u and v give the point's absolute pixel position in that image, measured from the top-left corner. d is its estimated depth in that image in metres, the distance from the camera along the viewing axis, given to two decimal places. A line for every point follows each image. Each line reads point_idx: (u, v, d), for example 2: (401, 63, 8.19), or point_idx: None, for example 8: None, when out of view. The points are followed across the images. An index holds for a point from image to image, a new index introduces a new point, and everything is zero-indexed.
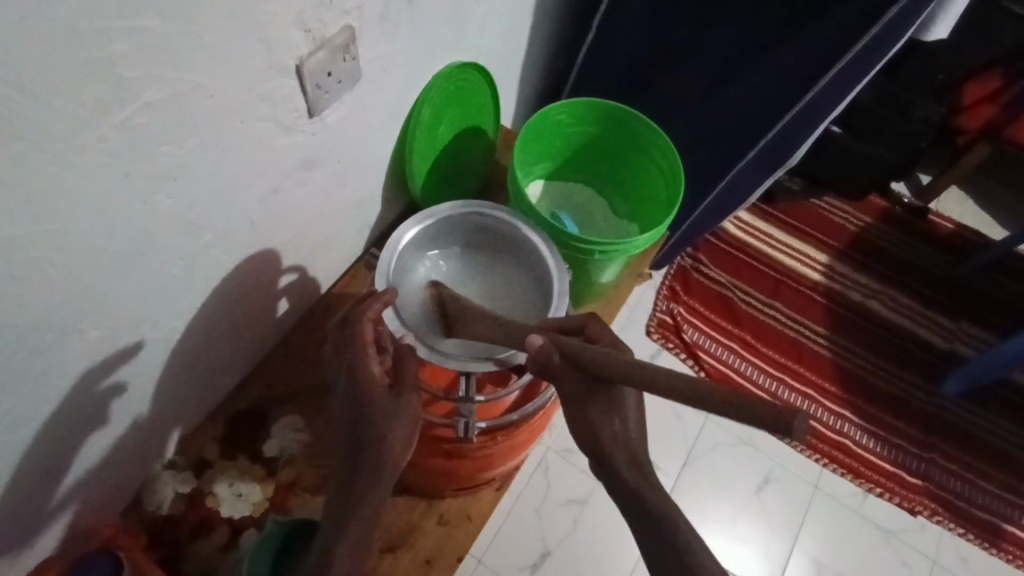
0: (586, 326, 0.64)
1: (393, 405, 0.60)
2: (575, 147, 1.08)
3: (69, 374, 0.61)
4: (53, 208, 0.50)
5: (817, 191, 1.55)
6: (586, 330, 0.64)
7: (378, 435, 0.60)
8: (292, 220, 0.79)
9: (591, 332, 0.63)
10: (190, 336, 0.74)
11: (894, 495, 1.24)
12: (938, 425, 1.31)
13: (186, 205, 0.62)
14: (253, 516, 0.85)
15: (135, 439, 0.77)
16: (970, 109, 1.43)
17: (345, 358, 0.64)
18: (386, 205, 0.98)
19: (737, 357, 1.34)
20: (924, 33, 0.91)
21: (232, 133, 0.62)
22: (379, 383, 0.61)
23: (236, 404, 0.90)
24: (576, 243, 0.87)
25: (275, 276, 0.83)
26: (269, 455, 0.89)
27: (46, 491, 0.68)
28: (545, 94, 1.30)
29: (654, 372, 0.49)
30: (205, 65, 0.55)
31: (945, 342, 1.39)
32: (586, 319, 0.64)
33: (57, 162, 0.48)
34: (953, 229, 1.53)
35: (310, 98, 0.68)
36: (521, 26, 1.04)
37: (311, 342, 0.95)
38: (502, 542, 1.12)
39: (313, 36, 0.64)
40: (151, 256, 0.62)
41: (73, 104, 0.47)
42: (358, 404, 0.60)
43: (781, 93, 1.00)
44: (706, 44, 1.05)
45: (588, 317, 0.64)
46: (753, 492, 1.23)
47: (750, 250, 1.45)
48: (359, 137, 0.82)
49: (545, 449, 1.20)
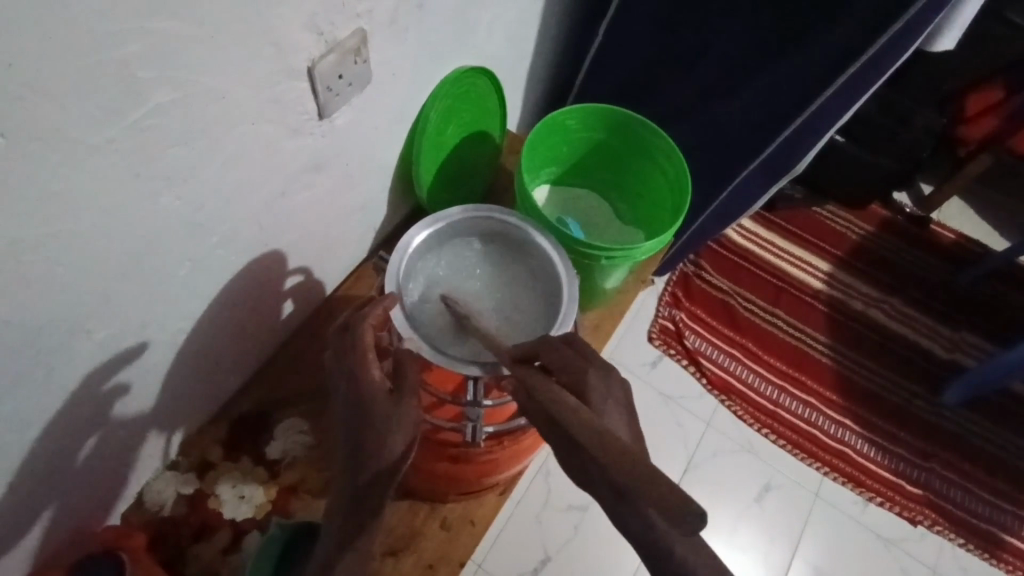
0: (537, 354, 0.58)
1: (395, 409, 0.60)
2: (581, 152, 1.08)
3: (73, 375, 0.61)
4: (65, 208, 0.50)
5: (820, 199, 1.55)
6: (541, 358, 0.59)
7: (382, 433, 0.59)
8: (299, 222, 0.78)
9: (544, 359, 0.58)
10: (195, 336, 0.74)
11: (895, 504, 1.24)
12: (938, 434, 1.31)
13: (196, 206, 0.62)
14: (255, 518, 0.85)
15: (137, 440, 0.77)
16: (973, 120, 1.43)
17: (353, 362, 0.63)
18: (391, 208, 0.98)
19: (739, 364, 1.34)
20: (932, 44, 0.92)
21: (241, 136, 0.62)
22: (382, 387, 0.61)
23: (239, 406, 0.90)
24: (582, 248, 0.87)
25: (281, 279, 0.83)
26: (272, 458, 0.88)
27: (44, 493, 0.67)
28: (550, 99, 1.30)
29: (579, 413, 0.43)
30: (215, 68, 0.55)
31: (944, 351, 1.39)
32: (539, 343, 0.59)
33: (68, 162, 0.48)
34: (954, 238, 1.54)
35: (320, 100, 0.68)
36: (528, 32, 1.04)
37: (315, 344, 0.95)
38: (503, 548, 1.12)
39: (325, 39, 0.64)
40: (158, 257, 0.62)
41: (86, 104, 0.47)
42: (361, 410, 0.60)
43: (787, 102, 1.00)
44: (713, 52, 1.06)
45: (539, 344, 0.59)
46: (753, 499, 1.22)
47: (752, 257, 1.45)
48: (367, 140, 0.81)
49: (546, 455, 1.20)
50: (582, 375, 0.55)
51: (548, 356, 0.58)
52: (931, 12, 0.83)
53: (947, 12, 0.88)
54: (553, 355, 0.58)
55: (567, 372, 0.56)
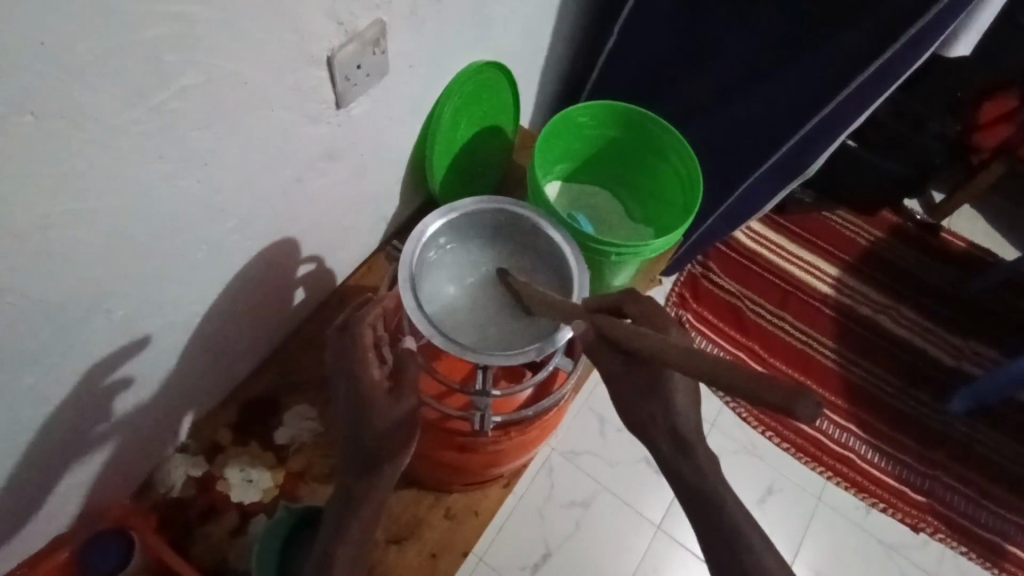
0: (623, 305, 0.60)
1: (391, 407, 0.61)
2: (594, 149, 1.08)
3: (92, 355, 0.62)
4: (89, 186, 0.51)
5: (830, 204, 1.55)
6: (626, 309, 0.61)
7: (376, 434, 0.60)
8: (313, 210, 0.79)
9: (629, 312, 0.60)
10: (211, 319, 0.75)
11: (897, 511, 1.24)
12: (944, 442, 1.31)
13: (214, 189, 0.63)
14: (263, 501, 0.86)
15: (150, 421, 0.78)
16: (987, 127, 1.42)
17: (345, 363, 0.64)
18: (404, 200, 0.99)
19: (744, 366, 1.34)
20: (947, 50, 0.92)
21: (262, 121, 0.63)
22: (378, 386, 0.62)
23: (250, 391, 0.91)
24: (593, 244, 0.88)
25: (294, 265, 0.83)
26: (280, 443, 0.89)
27: (62, 468, 0.69)
28: (564, 98, 1.31)
29: (663, 340, 0.48)
30: (239, 55, 0.56)
31: (952, 359, 1.39)
32: (625, 296, 0.61)
33: (94, 143, 0.49)
34: (965, 247, 1.53)
35: (338, 90, 0.69)
36: (544, 28, 1.04)
37: (324, 332, 0.96)
38: (504, 541, 1.12)
39: (345, 29, 0.65)
40: (176, 240, 0.63)
41: (112, 85, 0.48)
42: (360, 406, 0.61)
43: (802, 104, 1.00)
44: (726, 54, 1.06)
45: (625, 294, 0.61)
46: (755, 502, 1.22)
47: (761, 259, 1.45)
48: (382, 130, 0.82)
49: (549, 450, 1.20)
50: (665, 326, 0.57)
51: (634, 307, 0.59)
52: (948, 16, 0.83)
53: (963, 17, 0.88)
54: (639, 307, 0.59)
55: (651, 322, 0.58)
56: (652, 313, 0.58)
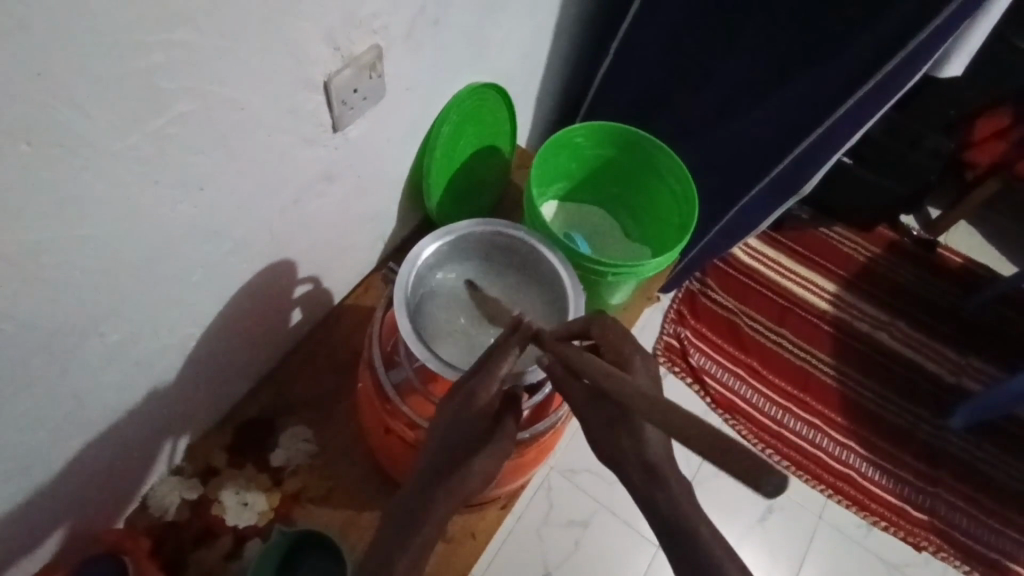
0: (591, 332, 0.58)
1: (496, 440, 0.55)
2: (590, 169, 1.09)
3: (86, 379, 0.62)
4: (85, 212, 0.51)
5: (825, 220, 1.56)
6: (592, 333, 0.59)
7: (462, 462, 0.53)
8: (311, 231, 0.79)
9: (594, 335, 0.58)
10: (206, 340, 0.75)
11: (899, 529, 1.23)
12: (945, 459, 1.30)
13: (211, 212, 0.63)
14: (258, 525, 0.84)
15: (145, 442, 0.77)
16: (979, 144, 1.46)
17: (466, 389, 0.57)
18: (402, 220, 1.00)
19: (743, 383, 1.34)
20: (940, 70, 0.93)
21: (259, 146, 0.63)
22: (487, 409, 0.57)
23: (247, 411, 0.90)
24: (588, 264, 0.88)
25: (291, 286, 0.83)
26: (276, 465, 0.88)
27: (55, 492, 0.68)
28: (560, 118, 1.32)
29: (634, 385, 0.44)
30: (236, 79, 0.56)
31: (951, 374, 1.39)
32: (592, 318, 0.59)
33: (91, 170, 0.49)
34: (961, 263, 1.53)
35: (335, 113, 0.70)
36: (540, 49, 1.05)
37: (322, 353, 0.96)
38: (501, 563, 1.11)
39: (342, 54, 0.66)
40: (173, 263, 0.63)
41: (111, 113, 0.48)
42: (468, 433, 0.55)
43: (796, 124, 1.01)
44: (721, 75, 1.07)
45: (593, 316, 0.59)
46: (754, 521, 1.21)
47: (758, 275, 1.46)
48: (380, 151, 0.83)
49: (547, 469, 1.20)
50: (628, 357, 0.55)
51: (601, 332, 0.57)
52: (942, 36, 0.83)
53: (953, 38, 0.88)
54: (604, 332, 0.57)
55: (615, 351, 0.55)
56: (616, 338, 0.56)
